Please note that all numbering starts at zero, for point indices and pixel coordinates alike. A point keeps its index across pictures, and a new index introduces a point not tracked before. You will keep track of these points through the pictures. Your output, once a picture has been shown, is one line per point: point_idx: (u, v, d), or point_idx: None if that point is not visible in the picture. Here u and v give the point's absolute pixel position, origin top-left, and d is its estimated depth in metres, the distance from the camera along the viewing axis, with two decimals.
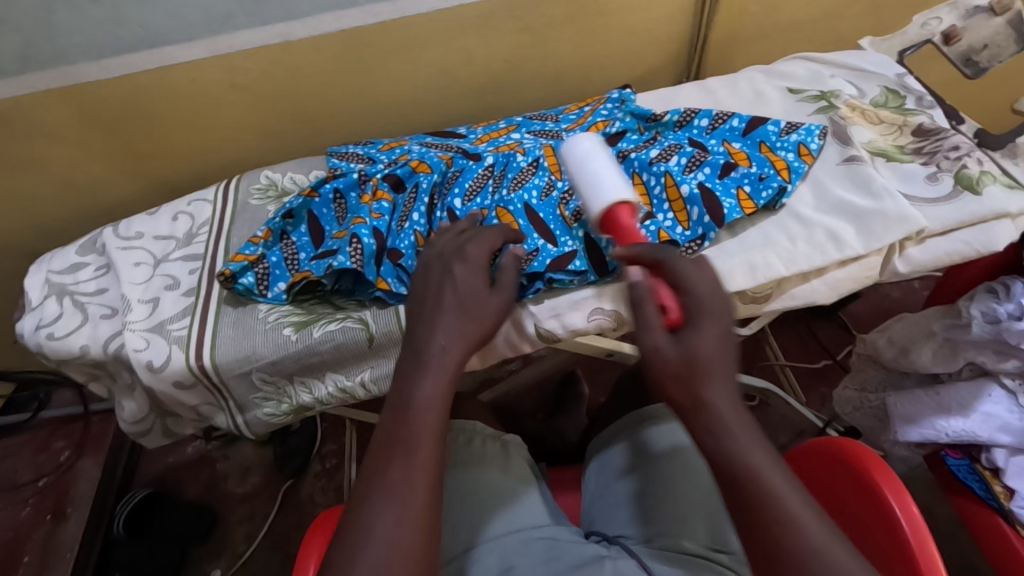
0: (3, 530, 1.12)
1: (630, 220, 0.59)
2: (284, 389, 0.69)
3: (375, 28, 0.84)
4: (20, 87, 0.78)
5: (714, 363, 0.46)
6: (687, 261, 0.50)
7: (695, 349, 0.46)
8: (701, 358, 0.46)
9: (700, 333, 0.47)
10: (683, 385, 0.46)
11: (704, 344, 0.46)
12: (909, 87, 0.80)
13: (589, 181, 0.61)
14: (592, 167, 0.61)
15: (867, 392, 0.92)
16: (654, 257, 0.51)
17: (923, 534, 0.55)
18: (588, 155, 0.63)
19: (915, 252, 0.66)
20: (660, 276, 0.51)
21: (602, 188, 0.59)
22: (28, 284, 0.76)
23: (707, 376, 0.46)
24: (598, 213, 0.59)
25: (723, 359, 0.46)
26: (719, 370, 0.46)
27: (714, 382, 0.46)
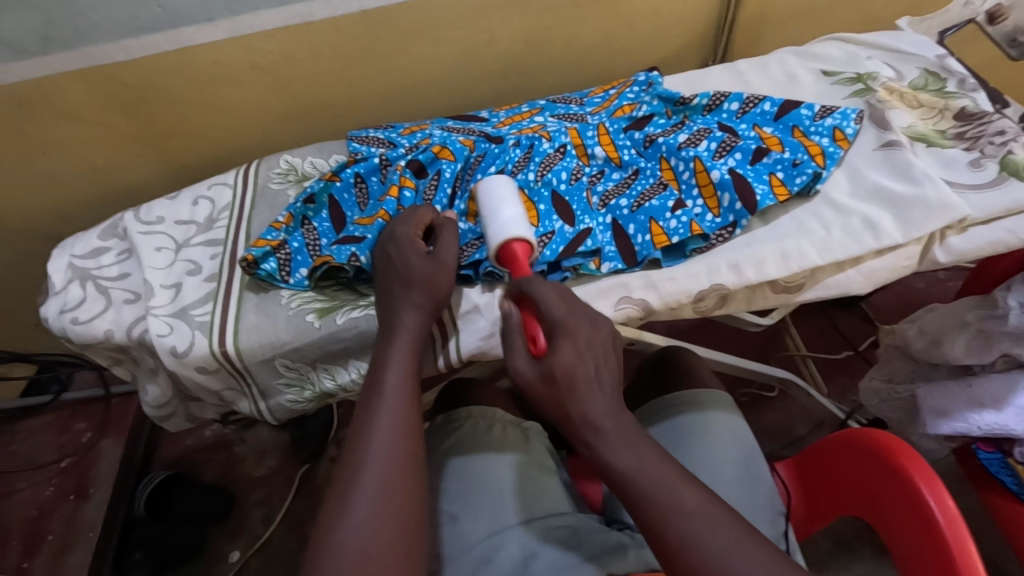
0: (28, 508, 1.13)
1: (526, 256, 0.60)
2: (307, 375, 0.69)
3: (396, 8, 0.82)
4: (39, 68, 0.78)
5: (575, 377, 0.48)
6: (541, 285, 0.54)
7: (554, 365, 0.48)
8: (558, 372, 0.48)
9: (558, 351, 0.49)
10: (553, 400, 0.48)
11: (563, 362, 0.48)
12: (951, 69, 0.77)
13: (490, 217, 0.61)
14: (496, 197, 0.62)
15: (895, 384, 0.90)
16: (521, 288, 0.55)
17: (958, 526, 0.53)
18: (495, 188, 0.63)
19: (956, 240, 0.64)
20: (528, 305, 0.55)
21: (506, 222, 0.60)
22: (51, 268, 0.76)
23: (570, 390, 0.48)
24: (496, 248, 0.60)
25: (582, 372, 0.49)
26: (584, 381, 0.48)
27: (581, 395, 0.48)
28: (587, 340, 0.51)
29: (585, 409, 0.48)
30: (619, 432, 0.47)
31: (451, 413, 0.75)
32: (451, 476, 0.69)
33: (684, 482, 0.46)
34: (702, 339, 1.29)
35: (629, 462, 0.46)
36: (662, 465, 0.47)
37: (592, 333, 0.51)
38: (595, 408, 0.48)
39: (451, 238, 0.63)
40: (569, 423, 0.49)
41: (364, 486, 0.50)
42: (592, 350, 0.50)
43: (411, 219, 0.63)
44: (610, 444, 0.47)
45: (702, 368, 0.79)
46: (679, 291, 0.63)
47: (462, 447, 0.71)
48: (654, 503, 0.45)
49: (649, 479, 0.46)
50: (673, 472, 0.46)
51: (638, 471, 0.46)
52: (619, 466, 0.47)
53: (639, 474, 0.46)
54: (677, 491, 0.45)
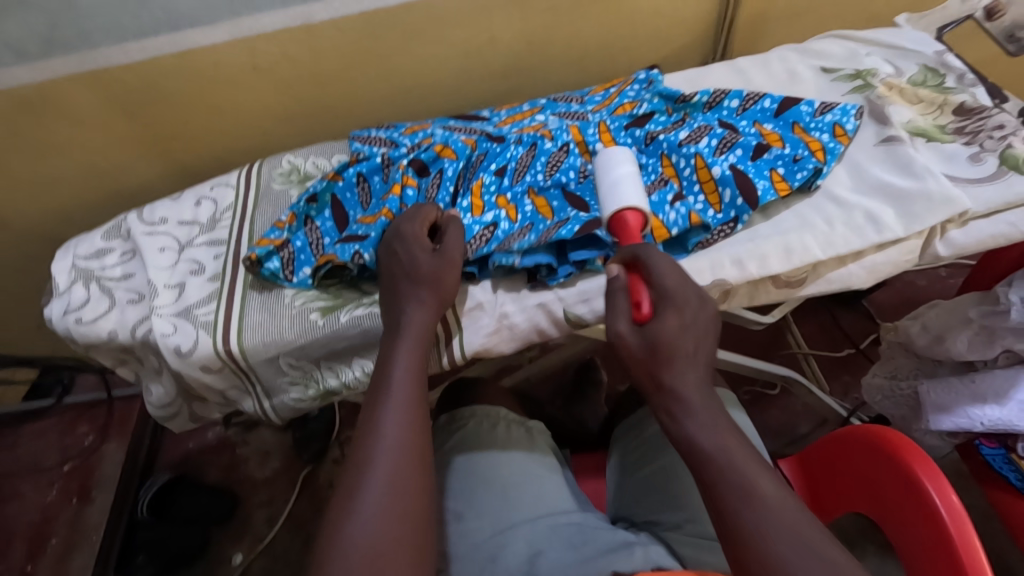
0: (31, 511, 1.13)
1: (638, 226, 0.63)
2: (311, 374, 0.69)
3: (397, 9, 0.82)
4: (43, 72, 0.78)
5: (675, 350, 0.50)
6: (658, 252, 0.55)
7: (658, 335, 0.50)
8: (659, 342, 0.50)
9: (663, 322, 0.51)
10: (649, 368, 0.50)
11: (665, 334, 0.50)
12: (949, 65, 0.78)
13: (607, 187, 0.65)
14: (613, 170, 0.66)
15: (898, 380, 0.91)
16: (633, 254, 0.56)
17: (963, 521, 0.53)
18: (613, 160, 0.66)
19: (958, 234, 0.64)
20: (638, 269, 0.56)
21: (621, 192, 0.63)
22: (55, 268, 0.76)
23: (667, 362, 0.50)
24: (608, 215, 0.63)
25: (684, 346, 0.50)
26: (683, 355, 0.50)
27: (677, 370, 0.50)
28: (694, 317, 0.52)
29: (678, 382, 0.50)
30: (705, 415, 0.48)
31: (455, 412, 0.76)
32: (456, 475, 0.70)
33: (765, 471, 0.46)
34: None
35: (712, 444, 0.47)
36: (745, 450, 0.47)
37: (700, 312, 0.52)
38: (686, 384, 0.49)
39: (457, 236, 0.63)
40: (656, 397, 0.51)
41: (371, 483, 0.50)
42: (695, 327, 0.51)
43: (415, 217, 0.63)
44: (696, 423, 0.48)
45: None
46: None
47: (466, 446, 0.72)
48: (730, 487, 0.45)
49: (728, 466, 0.46)
50: (757, 460, 0.47)
51: (719, 455, 0.47)
52: (699, 446, 0.47)
53: (718, 458, 0.46)
54: (758, 477, 0.46)
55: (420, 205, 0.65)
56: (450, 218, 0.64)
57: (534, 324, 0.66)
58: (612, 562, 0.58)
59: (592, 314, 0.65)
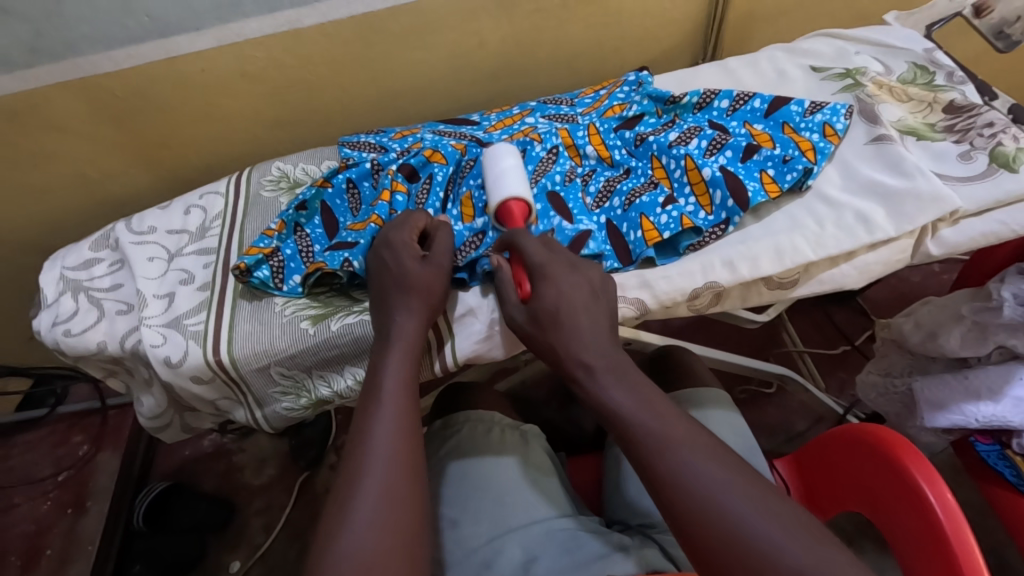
0: (26, 523, 1.12)
1: (521, 215, 0.64)
2: (303, 383, 0.69)
3: (385, 13, 0.82)
4: (30, 80, 0.77)
5: (561, 316, 0.54)
6: (526, 236, 0.59)
7: (540, 309, 0.55)
8: (544, 313, 0.55)
9: (542, 294, 0.55)
10: (547, 336, 0.55)
11: (548, 303, 0.55)
12: (939, 63, 0.78)
13: (493, 177, 0.66)
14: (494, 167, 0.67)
15: (892, 377, 0.90)
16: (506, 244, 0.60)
17: (957, 517, 0.53)
18: (497, 156, 0.68)
19: (949, 233, 0.64)
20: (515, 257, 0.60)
21: (500, 186, 0.65)
22: (42, 280, 0.75)
23: (556, 328, 0.54)
24: (495, 206, 0.64)
25: (566, 308, 0.55)
26: (574, 319, 0.54)
27: (568, 336, 0.54)
28: (570, 282, 0.56)
29: (576, 348, 0.53)
30: (613, 371, 0.53)
31: (449, 418, 0.75)
32: (450, 481, 0.69)
33: (675, 417, 0.50)
34: (699, 337, 1.29)
35: (625, 401, 0.51)
36: (658, 402, 0.51)
37: (576, 277, 0.56)
38: (587, 350, 0.53)
39: (447, 241, 0.63)
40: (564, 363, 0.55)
41: (361, 494, 0.49)
42: (576, 290, 0.56)
43: (405, 224, 0.63)
44: (608, 383, 0.52)
45: (698, 365, 0.80)
46: (674, 290, 0.63)
47: (461, 452, 0.71)
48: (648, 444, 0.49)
49: (645, 419, 0.50)
50: (668, 408, 0.51)
51: (634, 410, 0.51)
52: (615, 404, 0.52)
53: (635, 414, 0.50)
54: (670, 425, 0.50)
55: (411, 211, 0.65)
56: (442, 226, 0.64)
57: None
58: (608, 567, 0.58)
59: None
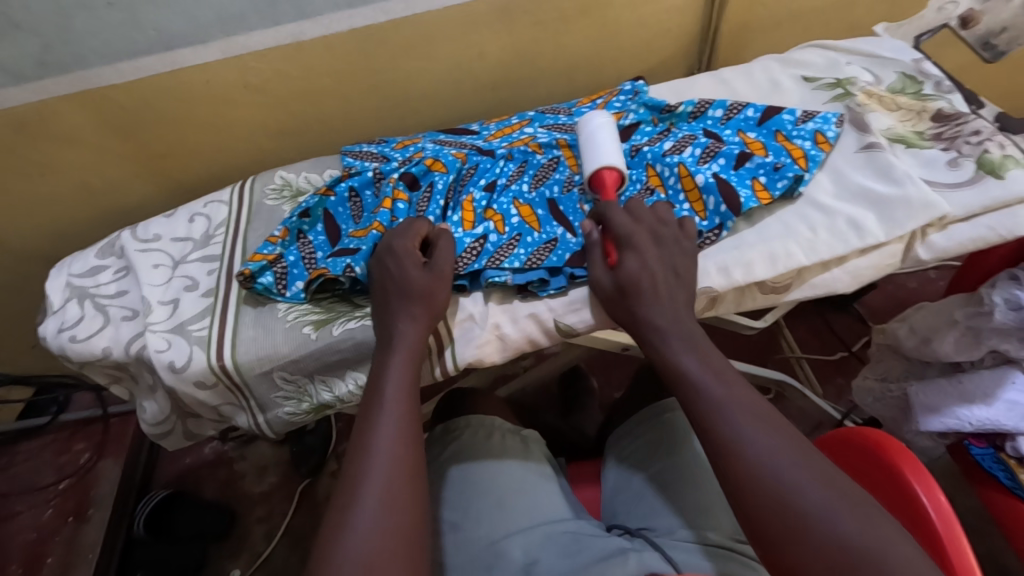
0: (27, 531, 1.13)
1: (614, 184, 0.68)
2: (305, 388, 0.70)
3: (386, 25, 0.84)
4: (38, 92, 0.79)
5: (641, 285, 0.59)
6: (618, 210, 0.64)
7: (624, 278, 0.59)
8: (625, 283, 0.59)
9: (626, 263, 0.60)
10: (622, 303, 0.60)
11: (631, 274, 0.59)
12: (927, 72, 0.80)
13: (589, 146, 0.69)
14: (598, 134, 0.70)
15: (888, 382, 0.91)
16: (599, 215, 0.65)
17: (949, 517, 0.54)
18: (596, 121, 0.71)
19: (938, 238, 0.66)
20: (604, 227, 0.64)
21: (602, 152, 0.68)
22: (49, 287, 0.76)
23: (638, 298, 0.59)
24: (589, 173, 0.68)
25: (648, 278, 0.59)
26: (652, 292, 0.59)
27: (647, 304, 0.58)
28: (654, 255, 0.60)
29: (652, 314, 0.58)
30: (681, 340, 0.57)
31: (450, 423, 0.76)
32: (450, 486, 0.70)
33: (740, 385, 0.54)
34: None
35: (694, 367, 0.55)
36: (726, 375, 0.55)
37: (661, 252, 0.61)
38: (661, 313, 0.58)
39: (447, 247, 0.64)
40: (636, 327, 0.59)
41: (363, 499, 0.50)
42: (657, 262, 0.60)
43: (407, 232, 0.64)
44: (677, 348, 0.56)
45: None
46: None
47: (462, 456, 0.72)
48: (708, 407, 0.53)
49: (709, 384, 0.54)
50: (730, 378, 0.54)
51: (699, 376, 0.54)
52: (682, 367, 0.56)
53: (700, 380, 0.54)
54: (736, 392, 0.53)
55: (413, 218, 0.66)
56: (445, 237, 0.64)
57: (526, 336, 0.67)
58: (606, 568, 0.58)
59: (582, 324, 0.66)
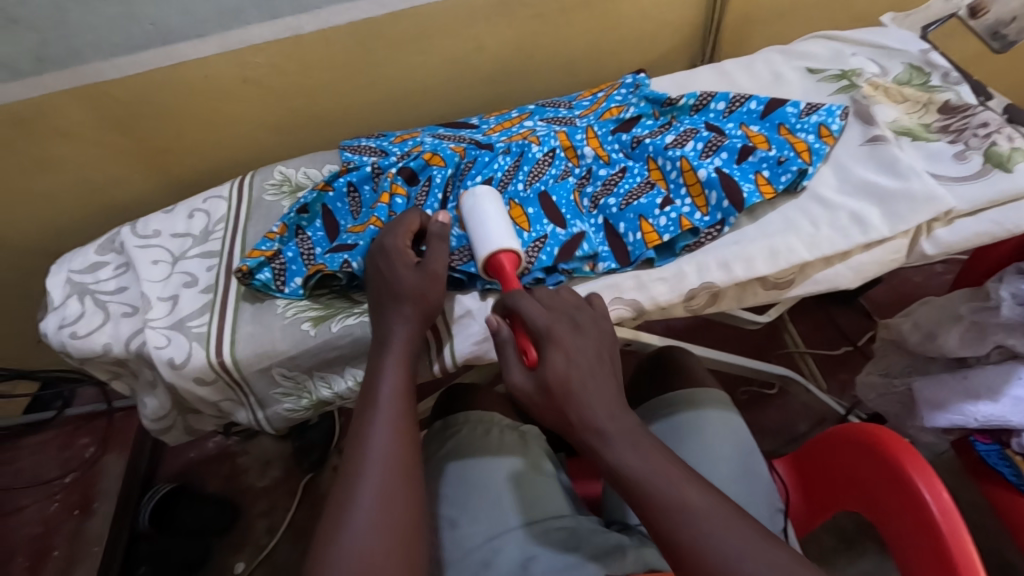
0: (33, 525, 1.14)
1: (513, 269, 0.60)
2: (304, 384, 0.69)
3: (384, 19, 0.83)
4: (36, 88, 0.79)
5: (567, 386, 0.50)
6: (524, 296, 0.55)
7: (547, 377, 0.50)
8: (552, 382, 0.50)
9: (550, 360, 0.51)
10: (551, 409, 0.51)
11: (556, 372, 0.50)
12: (934, 63, 0.78)
13: (476, 229, 0.62)
14: (484, 211, 0.62)
15: (891, 378, 0.91)
16: (507, 304, 0.56)
17: (953, 515, 0.53)
18: (480, 202, 0.64)
19: (943, 232, 0.65)
20: (517, 320, 0.56)
21: (490, 234, 0.61)
22: (49, 284, 0.76)
23: (567, 398, 0.50)
24: (484, 260, 0.61)
25: (576, 377, 0.51)
26: (580, 389, 0.50)
27: (578, 402, 0.50)
28: (576, 346, 0.52)
29: (586, 416, 0.50)
30: (624, 438, 0.49)
31: (450, 419, 0.76)
32: (449, 482, 0.70)
33: (691, 483, 0.48)
34: (700, 339, 1.29)
35: (638, 468, 0.48)
36: (669, 469, 0.48)
37: (582, 340, 0.53)
38: (594, 414, 0.50)
39: (441, 249, 0.62)
40: (570, 431, 0.51)
41: (358, 500, 0.50)
42: (582, 354, 0.52)
43: (400, 226, 0.63)
44: (615, 447, 0.49)
45: (695, 364, 0.79)
46: (671, 292, 0.64)
47: (461, 452, 0.71)
48: (662, 511, 0.46)
49: (658, 485, 0.47)
50: (681, 478, 0.48)
51: (647, 478, 0.48)
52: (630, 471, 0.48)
53: (648, 479, 0.47)
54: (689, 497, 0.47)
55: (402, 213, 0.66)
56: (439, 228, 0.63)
57: None
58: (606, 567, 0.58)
59: None
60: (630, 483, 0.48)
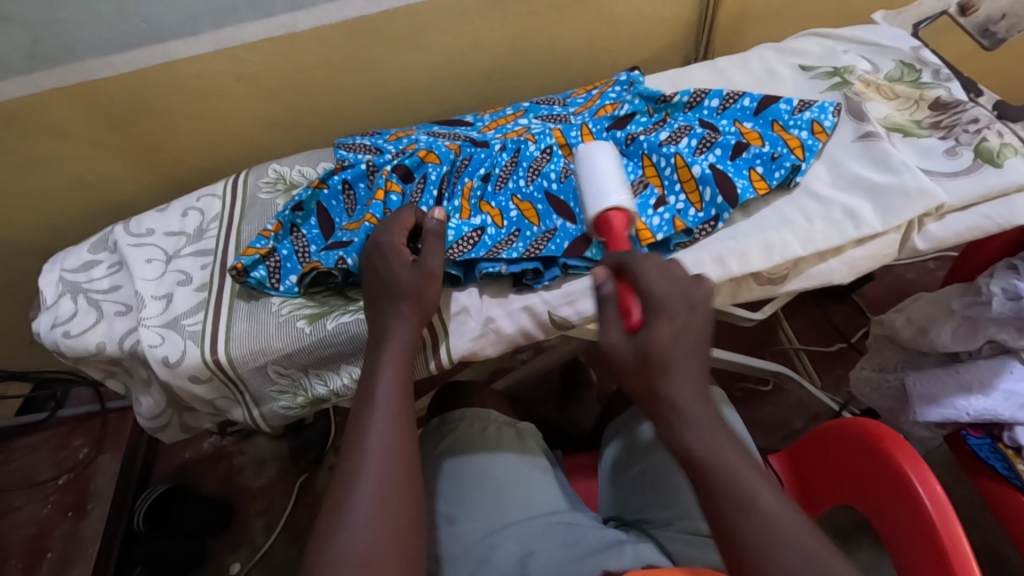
0: (26, 526, 1.13)
1: (622, 229, 0.62)
2: (299, 381, 0.69)
3: (378, 16, 0.83)
4: (28, 86, 0.78)
5: (669, 358, 0.47)
6: (648, 262, 0.51)
7: (651, 345, 0.47)
8: (653, 353, 0.47)
9: (656, 328, 0.48)
10: (642, 377, 0.47)
11: (660, 341, 0.47)
12: (925, 60, 0.79)
13: (591, 186, 0.64)
14: (601, 171, 0.64)
15: (885, 372, 0.91)
16: (621, 262, 0.53)
17: (946, 509, 0.54)
18: (598, 160, 0.66)
19: (935, 227, 0.65)
20: (626, 279, 0.53)
21: (605, 191, 0.62)
22: (42, 283, 0.76)
23: (662, 372, 0.47)
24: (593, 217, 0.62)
25: (678, 354, 0.47)
26: (679, 366, 0.47)
27: (671, 380, 0.47)
28: (689, 322, 0.49)
29: (675, 394, 0.47)
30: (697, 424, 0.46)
31: (445, 416, 0.75)
32: (446, 479, 0.70)
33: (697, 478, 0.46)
34: None
35: (711, 453, 0.45)
36: (741, 456, 0.46)
37: (693, 317, 0.49)
38: (683, 394, 0.47)
39: (437, 246, 0.62)
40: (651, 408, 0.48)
41: (356, 498, 0.50)
42: (689, 331, 0.48)
43: (395, 223, 0.63)
44: (695, 432, 0.46)
45: None
46: None
47: (458, 449, 0.72)
48: (728, 499, 0.44)
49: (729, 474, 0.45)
50: (753, 469, 0.45)
51: (718, 464, 0.45)
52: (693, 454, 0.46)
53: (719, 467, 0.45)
54: (759, 488, 0.44)
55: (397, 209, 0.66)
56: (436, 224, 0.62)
57: (520, 328, 0.66)
58: (603, 562, 0.58)
59: (576, 316, 0.65)
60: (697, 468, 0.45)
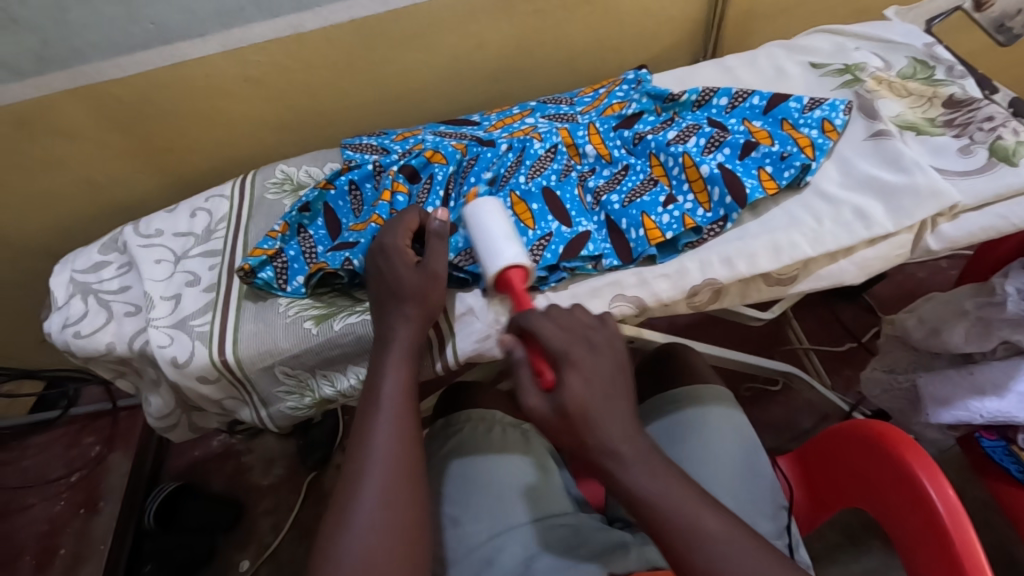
0: (39, 523, 1.14)
1: (521, 284, 0.60)
2: (307, 382, 0.70)
3: (384, 17, 0.83)
4: (38, 88, 0.79)
5: (587, 409, 0.48)
6: (540, 317, 0.52)
7: (566, 401, 0.48)
8: (570, 407, 0.48)
9: (568, 382, 0.49)
10: (568, 433, 0.48)
11: (575, 395, 0.48)
12: (938, 57, 0.78)
13: (485, 244, 0.60)
14: (491, 227, 0.61)
15: (896, 374, 0.90)
16: (522, 325, 0.53)
17: (959, 514, 0.53)
18: (488, 214, 0.62)
19: (948, 227, 0.64)
20: (532, 340, 0.53)
21: (500, 251, 0.59)
22: (53, 283, 0.77)
23: (585, 423, 0.48)
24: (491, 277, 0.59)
25: (593, 401, 0.49)
26: (597, 413, 0.48)
27: (595, 428, 0.48)
28: (594, 367, 0.50)
29: (604, 440, 0.48)
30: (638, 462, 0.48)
31: (450, 417, 0.75)
32: (451, 481, 0.69)
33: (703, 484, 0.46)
34: (704, 336, 1.29)
35: (654, 491, 0.47)
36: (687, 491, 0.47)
37: (598, 360, 0.51)
38: (612, 438, 0.48)
39: (441, 248, 0.62)
40: (586, 453, 0.49)
41: (361, 501, 0.50)
42: (599, 378, 0.50)
43: (401, 224, 0.63)
44: (629, 469, 0.48)
45: (698, 360, 0.79)
46: (673, 288, 0.64)
47: (463, 450, 0.71)
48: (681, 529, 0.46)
49: (673, 508, 0.47)
50: (696, 498, 0.47)
51: (662, 499, 0.47)
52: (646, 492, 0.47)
53: (663, 503, 0.47)
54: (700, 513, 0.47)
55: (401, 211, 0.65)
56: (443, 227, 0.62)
57: None
58: (608, 563, 0.59)
59: None
60: (640, 504, 0.47)
